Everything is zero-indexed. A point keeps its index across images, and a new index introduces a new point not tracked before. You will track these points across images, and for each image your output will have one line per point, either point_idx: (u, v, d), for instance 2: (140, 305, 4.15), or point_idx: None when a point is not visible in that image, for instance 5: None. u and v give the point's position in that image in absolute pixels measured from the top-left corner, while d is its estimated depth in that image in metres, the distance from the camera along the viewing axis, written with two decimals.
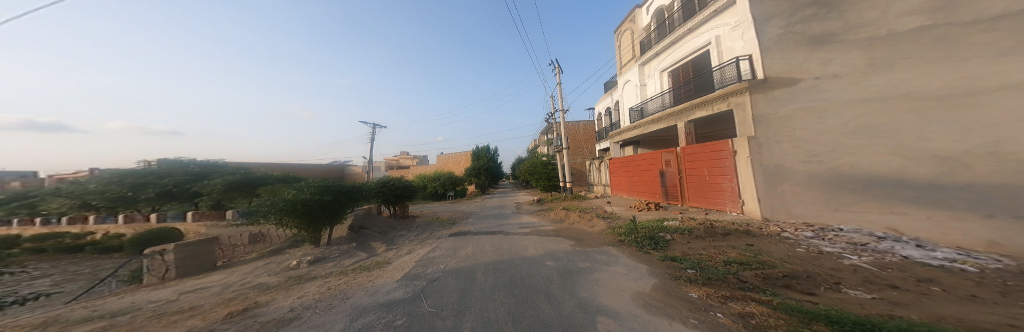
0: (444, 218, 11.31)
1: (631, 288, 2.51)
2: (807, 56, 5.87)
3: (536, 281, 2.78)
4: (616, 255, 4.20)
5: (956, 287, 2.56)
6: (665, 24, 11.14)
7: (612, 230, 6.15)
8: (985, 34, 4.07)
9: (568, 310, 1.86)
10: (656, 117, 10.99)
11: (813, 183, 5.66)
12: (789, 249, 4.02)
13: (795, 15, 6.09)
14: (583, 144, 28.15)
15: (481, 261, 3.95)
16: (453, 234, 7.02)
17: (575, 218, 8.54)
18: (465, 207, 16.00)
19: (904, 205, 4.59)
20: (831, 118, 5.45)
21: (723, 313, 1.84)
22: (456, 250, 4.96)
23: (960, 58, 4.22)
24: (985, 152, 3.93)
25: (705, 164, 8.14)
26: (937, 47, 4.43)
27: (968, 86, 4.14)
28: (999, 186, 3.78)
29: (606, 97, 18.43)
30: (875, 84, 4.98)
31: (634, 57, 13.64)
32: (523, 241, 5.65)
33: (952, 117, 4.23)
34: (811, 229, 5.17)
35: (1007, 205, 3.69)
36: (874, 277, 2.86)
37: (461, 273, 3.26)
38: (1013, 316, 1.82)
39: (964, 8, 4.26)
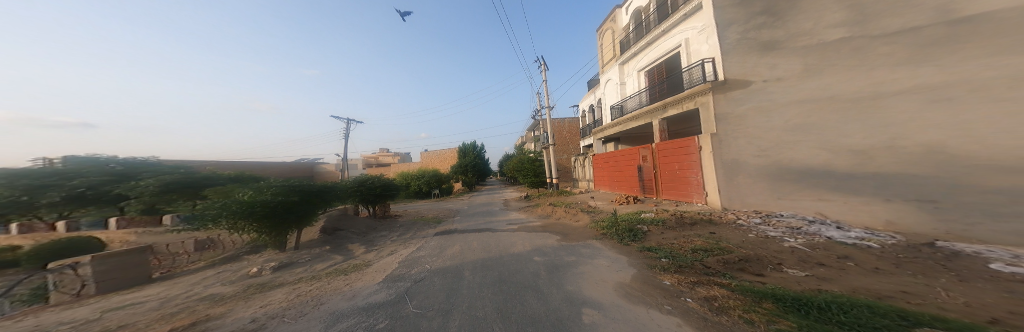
0: (429, 217, 11.02)
1: (612, 279, 2.66)
2: (758, 60, 6.48)
3: (524, 277, 2.85)
4: (599, 248, 4.42)
5: (866, 261, 3.08)
6: (643, 25, 11.61)
7: (595, 223, 6.43)
8: (887, 47, 4.90)
9: (553, 303, 1.93)
10: (633, 115, 11.55)
11: (761, 176, 6.33)
12: (743, 235, 4.52)
13: (749, 22, 6.67)
14: (569, 141, 29.14)
15: (468, 259, 3.92)
16: (440, 233, 6.85)
17: (561, 213, 8.78)
18: (451, 206, 15.66)
19: (830, 192, 5.38)
20: (775, 117, 6.12)
21: (691, 298, 2.03)
22: (441, 249, 4.81)
23: (870, 66, 5.04)
24: (886, 146, 4.82)
25: (675, 159, 8.67)
26: (854, 56, 5.20)
27: (876, 91, 4.96)
28: (896, 174, 4.68)
29: (589, 94, 18.98)
30: (809, 87, 5.69)
31: (614, 57, 14.17)
32: (511, 237, 5.68)
33: (864, 118, 5.04)
34: (759, 216, 5.87)
35: (900, 190, 4.60)
36: (808, 256, 3.33)
37: (448, 272, 3.21)
38: (904, 284, 2.24)
39: (873, 24, 5.07)
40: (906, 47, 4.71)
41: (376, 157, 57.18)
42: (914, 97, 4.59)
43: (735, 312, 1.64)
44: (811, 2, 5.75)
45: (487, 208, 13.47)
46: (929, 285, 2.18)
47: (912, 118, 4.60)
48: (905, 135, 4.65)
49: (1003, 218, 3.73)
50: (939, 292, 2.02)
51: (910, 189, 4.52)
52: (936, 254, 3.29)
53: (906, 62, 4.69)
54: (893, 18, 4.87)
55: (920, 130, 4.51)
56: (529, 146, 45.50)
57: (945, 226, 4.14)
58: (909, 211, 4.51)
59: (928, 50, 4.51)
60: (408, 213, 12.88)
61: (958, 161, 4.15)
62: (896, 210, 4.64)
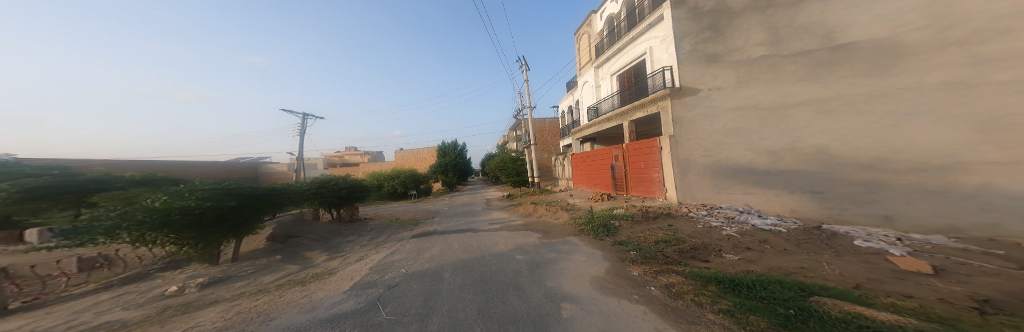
0: (405, 219, 10.38)
1: (588, 274, 2.80)
2: (704, 70, 7.28)
3: (506, 276, 2.85)
4: (577, 244, 4.62)
5: (779, 243, 3.74)
6: (615, 32, 12.27)
7: (574, 220, 6.72)
8: (792, 64, 5.98)
9: (534, 300, 1.98)
10: (607, 117, 12.28)
11: (706, 173, 7.20)
12: (693, 226, 5.12)
13: (699, 35, 7.42)
14: (550, 141, 29.81)
15: (448, 261, 3.80)
16: (417, 235, 6.52)
17: (542, 211, 9.00)
18: (430, 206, 14.98)
19: (756, 187, 6.40)
20: (717, 122, 7.01)
21: (654, 286, 2.25)
22: (416, 253, 4.56)
23: (778, 80, 6.15)
24: (790, 148, 5.95)
25: (642, 158, 9.39)
26: (771, 71, 6.23)
27: (783, 101, 6.07)
28: (798, 170, 5.82)
29: (568, 96, 19.62)
30: (741, 96, 6.64)
31: (591, 60, 14.82)
32: (493, 237, 5.65)
33: (779, 123, 6.11)
34: (704, 208, 6.68)
35: (802, 183, 5.72)
36: (740, 242, 3.92)
37: (427, 275, 3.07)
38: (803, 261, 2.79)
39: (783, 45, 6.10)
40: (804, 66, 5.83)
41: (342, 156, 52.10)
42: (807, 108, 5.76)
43: (688, 296, 1.91)
44: (742, 22, 6.67)
45: (468, 208, 13.14)
46: (819, 261, 2.75)
47: (809, 125, 5.73)
48: (803, 139, 5.80)
49: (863, 203, 5.04)
50: (826, 265, 2.55)
51: (808, 183, 5.66)
52: (825, 236, 4.13)
53: (808, 78, 5.77)
54: (797, 41, 5.94)
55: (816, 134, 5.63)
56: (511, 146, 45.21)
57: (830, 211, 5.37)
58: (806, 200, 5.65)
59: (818, 70, 5.64)
60: (383, 216, 11.95)
61: (838, 159, 5.36)
62: (799, 199, 5.75)
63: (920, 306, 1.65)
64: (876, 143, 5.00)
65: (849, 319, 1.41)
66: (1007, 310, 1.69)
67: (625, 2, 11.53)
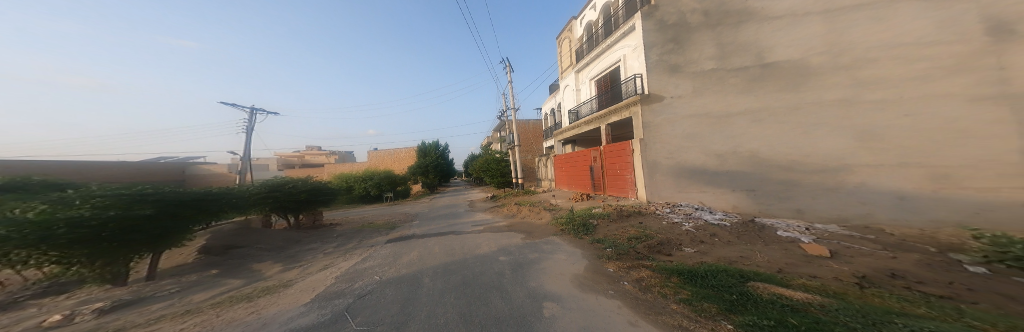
0: (379, 223, 9.69)
1: (570, 272, 2.88)
2: (668, 79, 7.93)
3: (489, 277, 2.82)
4: (560, 243, 4.72)
5: (726, 237, 4.24)
6: (593, 38, 12.75)
7: (556, 219, 6.88)
8: (735, 79, 7.34)
9: (517, 300, 1.99)
10: (586, 120, 12.72)
11: (671, 174, 7.78)
12: (659, 222, 5.53)
13: (663, 47, 8.04)
14: (534, 142, 30.15)
15: (428, 265, 3.66)
16: (392, 240, 6.14)
17: (526, 212, 9.06)
18: (409, 209, 14.22)
19: (707, 186, 7.39)
20: (677, 127, 7.74)
21: (628, 281, 2.41)
22: (391, 258, 4.28)
23: (723, 92, 7.40)
24: (733, 151, 7.26)
25: (616, 160, 9.76)
26: (716, 83, 7.46)
27: (727, 110, 7.34)
28: (738, 171, 7.14)
29: (551, 99, 20.00)
30: (697, 104, 7.59)
31: (571, 64, 15.26)
32: (477, 239, 5.54)
33: (724, 130, 7.34)
34: (668, 206, 7.23)
35: (742, 180, 7.09)
36: (697, 236, 4.34)
37: (404, 281, 2.91)
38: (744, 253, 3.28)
39: (728, 62, 7.43)
40: (742, 81, 7.26)
41: (300, 155, 46.69)
42: (749, 117, 7.13)
43: (655, 288, 2.14)
44: (698, 37, 7.70)
45: (451, 209, 12.71)
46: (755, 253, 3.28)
47: (747, 132, 7.13)
48: (742, 144, 7.15)
49: (780, 197, 6.74)
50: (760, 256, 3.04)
51: (746, 180, 7.05)
52: (760, 228, 4.79)
53: (745, 91, 7.20)
54: (736, 59, 7.37)
55: (753, 139, 7.05)
56: (494, 146, 44.73)
57: (761, 205, 6.88)
58: (744, 196, 7.02)
59: (751, 86, 7.17)
60: (352, 221, 10.96)
61: (770, 158, 6.91)
62: (738, 197, 7.08)
63: (823, 284, 2.31)
64: (791, 145, 6.79)
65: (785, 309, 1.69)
66: (875, 284, 2.47)
67: (603, 10, 12.04)
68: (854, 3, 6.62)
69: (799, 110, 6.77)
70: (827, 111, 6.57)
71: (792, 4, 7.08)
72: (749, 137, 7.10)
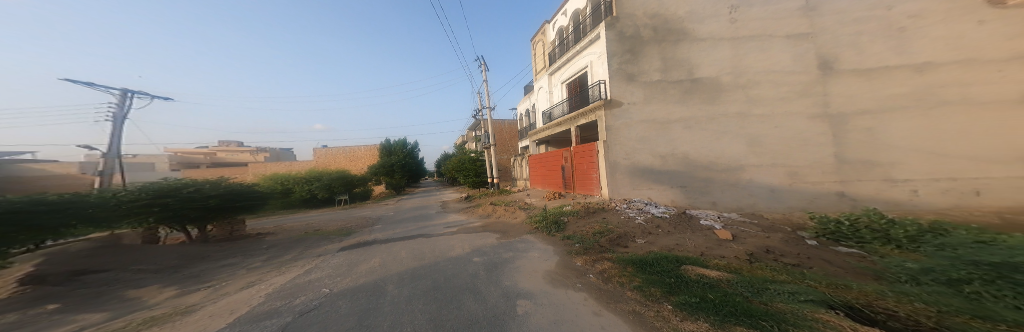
0: (333, 229, 8.63)
1: (542, 269, 2.95)
2: (625, 87, 8.65)
3: (462, 280, 2.74)
4: (533, 241, 4.81)
5: (668, 228, 4.85)
6: (563, 43, 13.19)
7: (530, 218, 7.01)
8: (674, 90, 8.45)
9: (491, 301, 1.98)
10: (557, 122, 13.10)
11: (629, 173, 8.50)
12: (619, 217, 6.01)
13: (621, 56, 8.73)
14: (508, 142, 30.05)
15: (394, 272, 3.40)
16: (349, 247, 5.54)
17: (501, 211, 9.01)
18: (373, 212, 13.01)
19: (655, 183, 8.36)
20: (632, 131, 8.52)
21: (593, 274, 2.59)
22: (343, 269, 3.84)
23: (664, 101, 8.46)
24: (671, 153, 8.36)
25: (583, 160, 10.18)
26: (660, 93, 8.50)
27: (666, 117, 8.42)
28: (675, 170, 8.27)
29: (525, 100, 20.20)
30: (647, 110, 8.50)
31: (544, 67, 15.59)
32: (448, 241, 5.31)
33: (665, 135, 8.41)
34: (624, 202, 7.82)
35: (675, 177, 8.28)
36: (648, 228, 4.86)
37: (364, 291, 2.65)
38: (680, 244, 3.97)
39: (668, 74, 8.50)
40: (675, 93, 8.44)
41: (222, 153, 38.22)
42: (683, 124, 8.33)
43: (615, 279, 2.38)
44: (647, 50, 8.62)
45: (421, 211, 11.98)
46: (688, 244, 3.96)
47: (681, 137, 8.31)
48: (676, 147, 8.32)
49: (700, 192, 8.14)
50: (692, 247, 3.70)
51: (680, 178, 8.24)
52: (690, 218, 5.59)
53: (677, 101, 8.40)
54: (673, 72, 8.50)
55: (685, 143, 8.30)
56: (470, 145, 43.47)
57: (689, 199, 8.17)
58: (674, 192, 8.25)
59: (685, 96, 8.38)
60: (296, 229, 9.42)
61: (694, 158, 8.25)
62: (672, 193, 8.26)
63: (727, 262, 3.24)
64: (708, 148, 8.20)
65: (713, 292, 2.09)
66: (757, 258, 3.43)
67: (572, 16, 12.52)
68: (748, 34, 8.32)
69: (713, 120, 8.21)
70: (733, 122, 8.13)
71: (712, 29, 8.51)
72: (683, 140, 8.32)
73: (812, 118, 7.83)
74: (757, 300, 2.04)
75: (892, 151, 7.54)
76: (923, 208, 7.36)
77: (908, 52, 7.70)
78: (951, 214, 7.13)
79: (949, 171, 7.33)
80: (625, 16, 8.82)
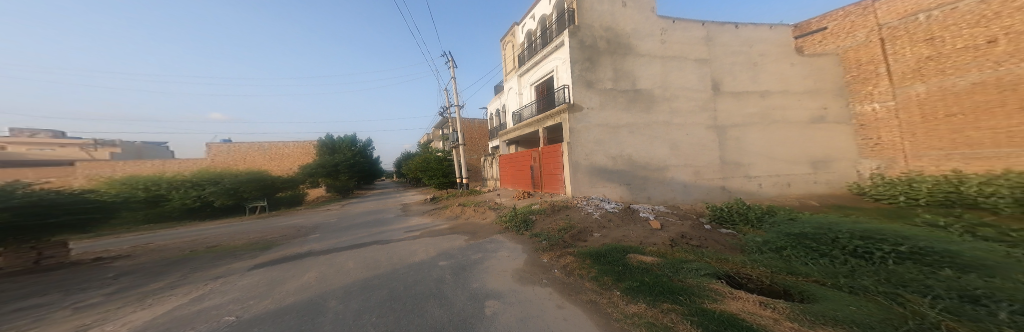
0: (264, 238, 7.30)
1: (510, 268, 2.97)
2: (584, 92, 9.25)
3: (426, 286, 2.60)
4: (503, 241, 4.81)
5: (619, 221, 5.37)
6: (532, 46, 13.44)
7: (500, 218, 7.02)
8: (622, 98, 9.41)
9: (457, 305, 1.92)
10: (526, 123, 13.27)
11: (589, 173, 9.11)
12: (581, 213, 6.41)
13: (581, 64, 9.31)
14: (479, 141, 29.42)
15: (347, 284, 3.03)
16: (285, 259, 4.77)
17: (470, 212, 8.80)
18: (323, 217, 11.47)
19: (608, 182, 9.16)
20: (589, 134, 9.17)
21: (558, 268, 2.72)
22: (263, 289, 3.16)
23: (614, 107, 9.35)
24: (620, 154, 9.27)
25: (550, 160, 10.41)
26: (612, 99, 9.36)
27: (617, 122, 9.32)
28: (623, 169, 9.23)
29: (495, 100, 20.02)
30: (602, 115, 9.27)
31: (514, 68, 15.68)
32: (412, 246, 4.97)
33: (615, 138, 9.27)
34: (585, 199, 8.26)
35: (624, 176, 9.25)
36: (604, 221, 5.31)
37: (306, 309, 2.30)
38: (627, 234, 4.47)
39: (618, 83, 9.43)
40: (622, 101, 9.41)
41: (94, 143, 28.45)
42: (628, 129, 9.34)
43: (576, 271, 2.57)
44: (600, 60, 9.39)
45: (381, 215, 10.94)
46: (632, 235, 4.47)
47: (627, 141, 9.31)
48: (624, 149, 9.28)
49: (637, 188, 9.27)
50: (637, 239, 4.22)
51: (628, 177, 9.24)
52: (634, 212, 6.27)
53: (625, 108, 9.38)
54: (621, 81, 9.46)
55: (631, 146, 9.32)
56: (437, 144, 41.25)
57: (634, 194, 9.25)
58: (620, 189, 9.20)
59: (631, 103, 9.41)
60: (185, 243, 7.08)
61: (639, 159, 9.31)
62: (622, 190, 9.21)
63: (658, 248, 3.79)
64: (649, 151, 9.39)
65: (651, 275, 2.47)
66: (679, 244, 4.11)
67: (540, 21, 12.86)
68: (672, 54, 9.83)
69: (647, 126, 9.44)
70: (664, 129, 9.50)
71: (648, 47, 9.75)
72: (629, 143, 9.31)
73: (707, 128, 9.75)
74: (676, 277, 2.49)
75: (756, 156, 9.99)
76: (763, 197, 9.99)
77: (758, 82, 10.29)
78: (777, 199, 9.84)
79: (777, 170, 10.11)
80: (585, 26, 9.44)
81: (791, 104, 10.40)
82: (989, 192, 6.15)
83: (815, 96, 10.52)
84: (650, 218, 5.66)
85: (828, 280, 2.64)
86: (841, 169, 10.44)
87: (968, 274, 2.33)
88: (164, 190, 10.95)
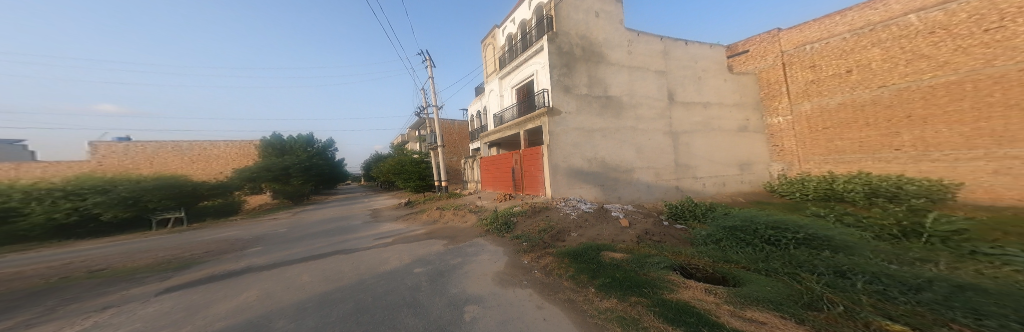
0: (210, 251, 6.43)
1: (491, 271, 2.92)
2: (562, 97, 9.50)
3: (400, 295, 2.47)
4: (484, 244, 4.73)
5: (595, 220, 5.59)
6: (512, 49, 13.52)
7: (481, 221, 6.92)
8: (596, 103, 9.85)
9: (435, 312, 1.84)
10: (507, 125, 13.28)
11: (567, 175, 9.35)
12: (560, 214, 6.56)
13: (559, 69, 9.56)
14: (458, 143, 28.84)
15: (310, 298, 2.77)
16: (235, 273, 4.23)
17: (449, 216, 8.57)
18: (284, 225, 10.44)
19: (585, 183, 9.49)
20: (567, 137, 9.43)
21: (538, 269, 2.73)
22: (198, 310, 2.69)
23: (589, 112, 9.74)
24: (595, 157, 9.67)
25: (531, 162, 10.49)
26: (587, 104, 9.74)
27: (592, 126, 9.72)
28: (598, 171, 9.65)
29: (476, 101, 19.79)
30: (578, 119, 9.60)
31: (495, 70, 15.65)
32: (386, 253, 4.69)
33: (590, 142, 9.66)
34: (564, 200, 8.45)
35: (599, 177, 9.65)
36: (582, 221, 5.48)
37: (260, 328, 2.06)
38: (601, 232, 4.69)
39: (593, 88, 9.87)
40: (595, 106, 9.85)
41: None
42: (602, 133, 9.79)
43: (554, 271, 2.62)
44: (576, 66, 9.75)
45: (353, 221, 10.22)
46: (604, 233, 4.71)
47: (601, 144, 9.75)
48: (598, 151, 9.70)
49: (609, 189, 9.73)
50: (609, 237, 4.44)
51: (602, 178, 9.67)
52: (605, 211, 6.59)
53: (599, 113, 9.84)
54: (595, 87, 9.91)
55: (605, 148, 9.78)
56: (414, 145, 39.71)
57: (607, 195, 9.71)
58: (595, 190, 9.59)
59: (604, 108, 9.89)
60: (85, 262, 5.77)
61: (612, 161, 9.80)
62: (597, 191, 9.59)
63: (626, 245, 4.05)
64: (620, 153, 9.94)
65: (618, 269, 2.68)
66: (644, 240, 4.41)
67: (520, 25, 13.00)
68: (638, 64, 10.58)
69: (618, 131, 9.97)
70: (632, 134, 10.13)
71: (618, 56, 10.37)
72: (602, 146, 9.76)
73: (665, 134, 10.65)
74: (641, 270, 2.69)
75: (702, 159, 11.27)
76: (705, 194, 11.23)
77: (702, 93, 11.68)
78: (716, 197, 11.20)
79: (717, 171, 11.53)
80: (562, 33, 9.73)
81: (724, 114, 12.02)
82: (849, 188, 8.80)
83: (742, 108, 12.46)
84: (620, 216, 5.99)
85: (751, 265, 3.14)
86: (757, 171, 12.58)
87: (840, 258, 3.07)
88: (4, 198, 8.89)
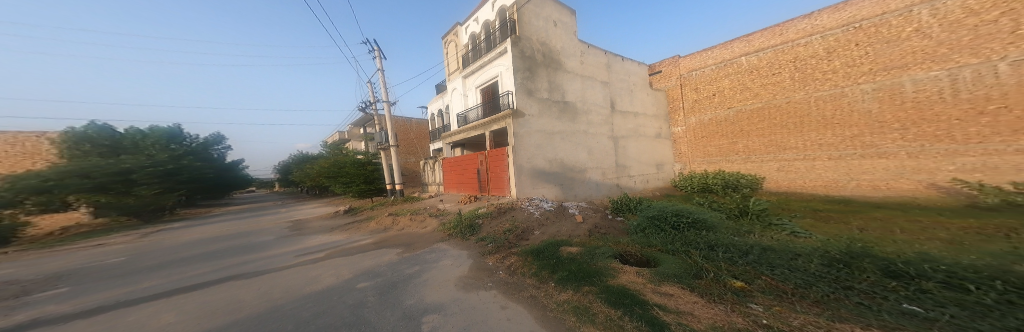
0: (65, 281, 4.81)
1: (453, 276, 2.82)
2: (525, 99, 9.71)
3: (347, 313, 2.22)
4: (445, 249, 4.53)
5: (557, 218, 5.83)
6: (476, 48, 13.33)
7: (442, 225, 6.61)
8: (556, 108, 10.36)
9: (388, 328, 1.70)
10: (472, 126, 12.99)
11: (531, 176, 9.58)
12: (524, 213, 6.68)
13: (522, 72, 9.76)
14: (416, 143, 27.13)
15: (224, 328, 2.28)
16: (111, 306, 3.26)
17: (406, 222, 7.99)
18: (189, 242, 8.43)
19: (547, 183, 9.86)
20: (530, 139, 9.67)
21: (502, 269, 2.75)
22: None
23: (550, 115, 10.18)
24: (555, 158, 10.13)
25: (496, 163, 10.46)
26: (548, 108, 10.16)
27: (553, 129, 10.18)
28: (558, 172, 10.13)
29: (437, 99, 18.93)
30: (541, 122, 9.95)
31: (458, 69, 15.19)
32: (330, 266, 4.16)
33: (550, 144, 10.08)
34: (529, 200, 8.62)
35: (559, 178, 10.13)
36: (545, 219, 5.67)
37: None
38: (559, 230, 4.92)
39: (552, 93, 10.34)
40: (555, 110, 10.36)
41: None
42: (561, 135, 10.33)
43: (517, 269, 2.68)
44: (537, 71, 10.09)
45: (288, 233, 8.78)
46: (562, 229, 4.95)
47: (560, 146, 10.28)
48: (558, 154, 10.20)
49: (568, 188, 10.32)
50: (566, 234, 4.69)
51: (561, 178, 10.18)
52: (563, 209, 6.94)
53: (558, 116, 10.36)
54: (555, 92, 10.41)
55: (564, 150, 10.34)
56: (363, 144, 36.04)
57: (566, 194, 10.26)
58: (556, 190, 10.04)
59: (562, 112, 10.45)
60: None
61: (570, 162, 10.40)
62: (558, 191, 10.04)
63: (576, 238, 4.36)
64: (577, 155, 10.62)
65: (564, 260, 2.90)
66: (593, 234, 4.78)
67: (482, 25, 12.88)
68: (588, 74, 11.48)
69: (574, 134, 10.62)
70: (585, 137, 10.93)
71: (573, 65, 11.08)
72: (562, 148, 10.31)
73: (609, 137, 11.72)
74: (584, 259, 2.95)
75: (635, 161, 12.71)
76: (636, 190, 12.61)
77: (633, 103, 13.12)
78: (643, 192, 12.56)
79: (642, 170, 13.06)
80: (524, 38, 9.96)
81: (647, 123, 13.61)
82: (710, 180, 11.95)
83: (658, 119, 14.30)
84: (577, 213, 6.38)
85: (660, 246, 3.76)
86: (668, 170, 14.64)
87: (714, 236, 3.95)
88: None
